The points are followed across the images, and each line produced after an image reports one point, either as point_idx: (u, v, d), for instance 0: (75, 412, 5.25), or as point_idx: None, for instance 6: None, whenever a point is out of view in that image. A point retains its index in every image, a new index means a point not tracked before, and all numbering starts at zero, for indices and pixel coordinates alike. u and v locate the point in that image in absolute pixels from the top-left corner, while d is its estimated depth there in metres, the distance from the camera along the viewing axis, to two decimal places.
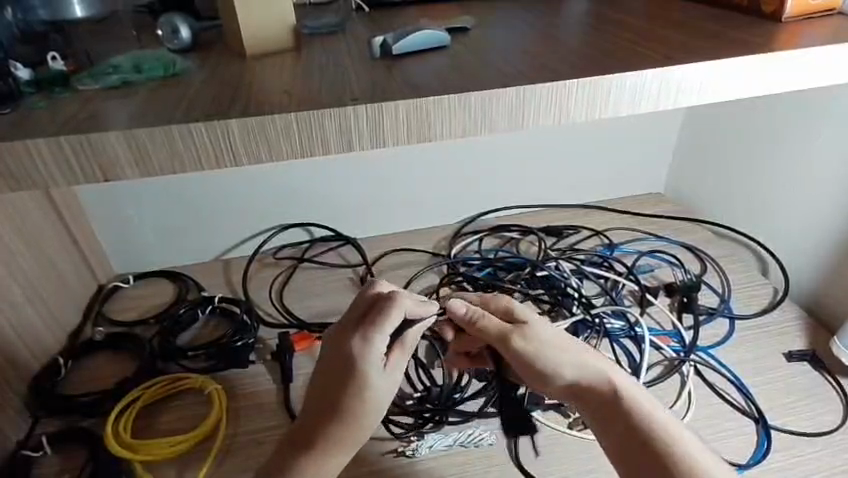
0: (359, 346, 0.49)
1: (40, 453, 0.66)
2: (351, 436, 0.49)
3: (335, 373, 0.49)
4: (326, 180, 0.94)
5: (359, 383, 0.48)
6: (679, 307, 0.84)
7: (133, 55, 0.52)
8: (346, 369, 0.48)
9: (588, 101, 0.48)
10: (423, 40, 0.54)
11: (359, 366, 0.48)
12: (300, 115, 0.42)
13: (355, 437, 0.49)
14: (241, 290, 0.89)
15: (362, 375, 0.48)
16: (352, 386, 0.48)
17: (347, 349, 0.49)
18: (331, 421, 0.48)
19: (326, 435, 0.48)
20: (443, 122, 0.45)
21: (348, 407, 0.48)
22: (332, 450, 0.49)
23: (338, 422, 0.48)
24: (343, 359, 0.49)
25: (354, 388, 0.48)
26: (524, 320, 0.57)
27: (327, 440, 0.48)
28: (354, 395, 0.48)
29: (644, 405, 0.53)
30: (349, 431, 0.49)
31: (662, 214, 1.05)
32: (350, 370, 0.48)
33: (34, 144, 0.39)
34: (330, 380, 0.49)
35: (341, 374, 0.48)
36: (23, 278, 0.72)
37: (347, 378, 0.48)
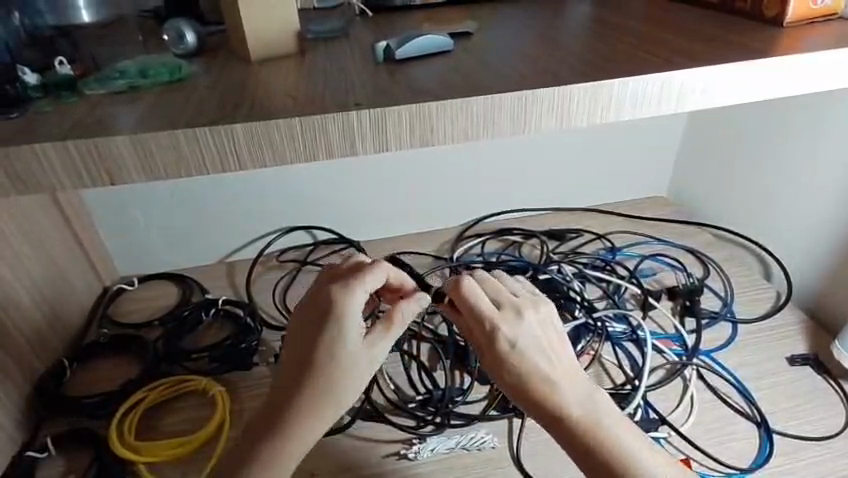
0: (335, 310, 0.47)
1: (44, 455, 0.67)
2: (337, 401, 0.47)
3: (302, 336, 0.48)
4: (329, 183, 0.95)
5: (330, 349, 0.47)
6: (682, 310, 0.84)
7: (140, 60, 0.53)
8: (325, 324, 0.47)
9: (591, 105, 0.48)
10: (427, 44, 0.54)
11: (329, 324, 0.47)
12: (305, 120, 0.42)
13: (320, 415, 0.47)
14: (244, 293, 0.90)
15: (333, 339, 0.47)
16: (325, 348, 0.47)
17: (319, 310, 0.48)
18: (299, 388, 0.47)
19: (295, 405, 0.47)
20: (446, 125, 0.45)
21: (321, 376, 0.47)
22: (309, 417, 0.47)
23: (309, 390, 0.47)
24: (315, 319, 0.48)
25: (327, 350, 0.47)
26: (498, 334, 0.48)
27: (292, 409, 0.47)
28: (326, 360, 0.47)
29: (604, 423, 0.48)
30: (324, 402, 0.47)
31: (663, 217, 1.06)
32: (321, 331, 0.47)
33: (41, 148, 0.40)
34: (312, 338, 0.47)
35: (312, 335, 0.47)
36: (27, 279, 0.73)
37: (331, 336, 0.47)
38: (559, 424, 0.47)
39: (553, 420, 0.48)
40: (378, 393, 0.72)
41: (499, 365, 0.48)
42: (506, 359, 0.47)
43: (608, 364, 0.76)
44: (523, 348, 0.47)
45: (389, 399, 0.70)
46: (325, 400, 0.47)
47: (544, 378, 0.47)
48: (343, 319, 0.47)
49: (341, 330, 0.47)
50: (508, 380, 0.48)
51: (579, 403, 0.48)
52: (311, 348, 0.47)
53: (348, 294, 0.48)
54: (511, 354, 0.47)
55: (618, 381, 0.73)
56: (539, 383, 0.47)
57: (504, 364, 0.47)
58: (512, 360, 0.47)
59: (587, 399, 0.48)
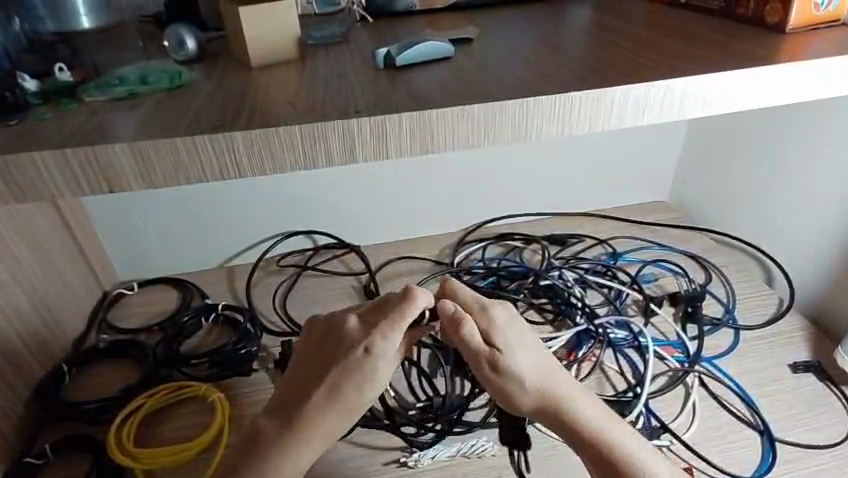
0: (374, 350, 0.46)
1: (43, 461, 0.67)
2: (351, 418, 0.46)
3: (331, 359, 0.46)
4: (331, 188, 0.95)
5: (361, 381, 0.46)
6: (684, 317, 0.84)
7: (140, 66, 0.52)
8: (361, 351, 0.46)
9: (593, 111, 0.47)
10: (427, 51, 0.54)
11: (365, 358, 0.46)
12: (304, 127, 0.41)
13: (330, 430, 0.46)
14: (244, 297, 0.90)
15: (367, 375, 0.46)
16: (356, 375, 0.46)
17: (355, 340, 0.47)
18: (318, 406, 0.45)
19: (308, 416, 0.45)
20: (446, 133, 0.44)
21: (345, 403, 0.46)
22: (320, 429, 0.45)
23: (328, 413, 0.45)
24: (349, 342, 0.47)
25: (355, 383, 0.46)
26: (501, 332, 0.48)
27: (303, 427, 0.45)
28: (355, 390, 0.46)
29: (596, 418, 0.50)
30: (340, 420, 0.46)
31: (666, 222, 1.05)
32: (354, 362, 0.46)
33: (41, 156, 0.39)
34: (342, 357, 0.46)
35: (344, 356, 0.46)
36: (27, 284, 0.73)
37: (363, 365, 0.46)
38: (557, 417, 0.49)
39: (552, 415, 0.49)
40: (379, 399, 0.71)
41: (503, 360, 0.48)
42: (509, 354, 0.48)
43: (610, 370, 0.75)
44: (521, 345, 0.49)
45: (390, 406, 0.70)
46: (340, 415, 0.46)
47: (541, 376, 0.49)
48: (380, 358, 0.46)
49: (378, 367, 0.46)
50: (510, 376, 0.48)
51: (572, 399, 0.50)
52: (341, 370, 0.46)
53: (391, 333, 0.47)
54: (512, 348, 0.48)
55: (619, 388, 0.73)
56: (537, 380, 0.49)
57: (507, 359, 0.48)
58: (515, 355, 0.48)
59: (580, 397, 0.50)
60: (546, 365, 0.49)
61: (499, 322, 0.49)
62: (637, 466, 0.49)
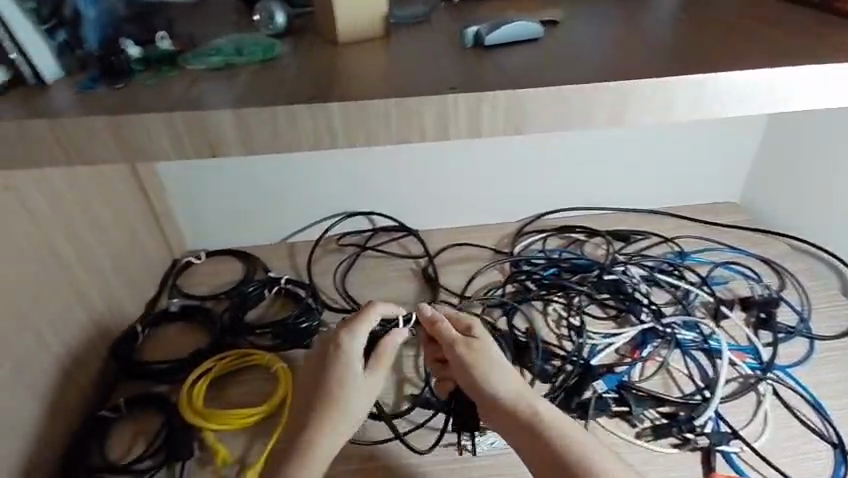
0: (349, 350, 0.58)
1: (117, 415, 0.70)
2: (345, 415, 0.57)
3: (318, 368, 0.58)
4: (392, 171, 0.94)
5: (344, 379, 0.57)
6: (756, 324, 0.80)
7: (233, 38, 0.53)
8: (333, 358, 0.58)
9: (694, 99, 0.45)
10: (517, 31, 0.53)
11: (338, 360, 0.58)
12: (400, 102, 0.41)
13: (333, 428, 0.56)
14: (305, 273, 0.91)
15: (353, 372, 0.58)
16: (338, 376, 0.57)
17: (329, 349, 0.59)
18: (324, 407, 0.56)
19: (311, 421, 0.56)
20: (540, 114, 0.43)
21: (336, 401, 0.56)
22: (323, 428, 0.55)
23: (325, 412, 0.56)
24: (327, 353, 0.59)
25: (339, 381, 0.57)
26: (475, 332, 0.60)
27: (310, 431, 0.55)
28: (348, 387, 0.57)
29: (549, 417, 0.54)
30: (337, 418, 0.56)
31: (736, 224, 1.00)
32: (335, 367, 0.57)
33: (150, 118, 0.41)
34: (323, 365, 0.58)
35: (324, 364, 0.58)
36: (107, 246, 0.77)
37: (338, 367, 0.57)
38: (510, 411, 0.55)
39: (506, 409, 0.55)
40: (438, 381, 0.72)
41: (470, 353, 0.58)
42: (478, 350, 0.58)
43: (678, 373, 0.73)
44: (488, 348, 0.59)
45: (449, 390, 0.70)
46: (335, 413, 0.56)
47: (500, 373, 0.57)
48: (348, 356, 0.58)
49: (350, 365, 0.58)
50: (476, 368, 0.57)
51: (524, 396, 0.56)
52: (325, 374, 0.57)
53: (353, 337, 0.59)
54: (480, 346, 0.58)
55: (686, 390, 0.71)
56: (497, 375, 0.57)
57: (476, 351, 0.58)
58: (482, 350, 0.58)
59: (535, 397, 0.56)
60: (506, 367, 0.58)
61: (474, 327, 0.61)
62: (584, 461, 0.51)
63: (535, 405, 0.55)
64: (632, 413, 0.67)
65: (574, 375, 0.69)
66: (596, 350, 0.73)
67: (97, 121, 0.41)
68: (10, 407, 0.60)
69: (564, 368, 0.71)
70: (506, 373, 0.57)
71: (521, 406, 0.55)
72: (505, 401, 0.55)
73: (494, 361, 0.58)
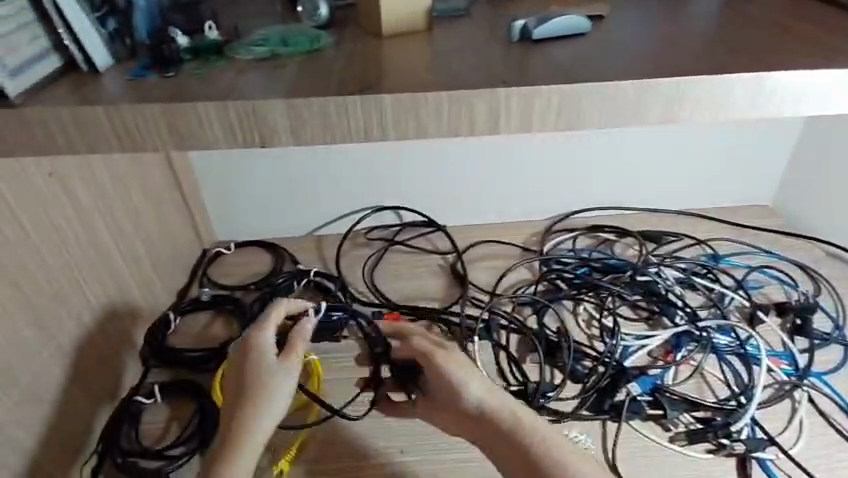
0: (258, 343, 0.59)
1: (151, 401, 0.71)
2: (264, 409, 0.55)
3: (237, 369, 0.59)
4: (421, 166, 0.93)
5: (258, 373, 0.57)
6: (792, 330, 0.78)
7: (278, 29, 0.53)
8: (246, 355, 0.59)
9: (751, 97, 0.44)
10: (564, 26, 0.52)
11: (251, 356, 0.58)
12: (452, 95, 0.41)
13: (253, 423, 0.55)
14: (333, 266, 0.91)
15: (266, 363, 0.58)
16: (251, 371, 0.57)
17: (244, 348, 0.60)
18: (241, 399, 0.56)
19: (233, 420, 0.55)
20: (592, 109, 0.43)
21: (251, 396, 0.56)
22: (246, 424, 0.55)
23: (244, 408, 0.55)
24: (243, 352, 0.59)
25: (253, 376, 0.57)
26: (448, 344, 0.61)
27: (232, 429, 0.55)
28: (264, 378, 0.57)
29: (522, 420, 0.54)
30: (254, 414, 0.55)
31: (770, 227, 0.98)
32: (249, 363, 0.58)
33: (204, 106, 0.41)
34: (239, 363, 0.59)
35: (240, 363, 0.59)
36: (143, 233, 0.78)
37: (250, 363, 0.58)
38: (488, 418, 0.54)
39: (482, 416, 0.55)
40: None
41: (443, 364, 0.58)
42: (448, 361, 0.58)
43: (712, 378, 0.71)
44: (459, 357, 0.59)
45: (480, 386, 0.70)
46: (252, 409, 0.55)
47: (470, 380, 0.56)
48: (260, 351, 0.59)
49: (263, 360, 0.58)
50: (449, 379, 0.57)
51: (497, 399, 0.55)
52: (242, 372, 0.58)
53: (261, 333, 0.60)
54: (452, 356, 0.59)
55: (721, 395, 0.69)
56: (468, 382, 0.56)
57: (448, 361, 0.58)
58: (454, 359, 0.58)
59: (507, 400, 0.55)
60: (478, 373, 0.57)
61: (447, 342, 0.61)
62: (554, 459, 0.51)
63: (510, 408, 0.55)
64: (667, 416, 0.66)
65: (607, 376, 0.68)
66: (629, 351, 0.73)
67: (150, 107, 0.41)
68: (50, 389, 0.61)
69: (596, 369, 0.70)
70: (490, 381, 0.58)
71: (494, 412, 0.54)
72: (478, 409, 0.55)
73: (465, 369, 0.57)
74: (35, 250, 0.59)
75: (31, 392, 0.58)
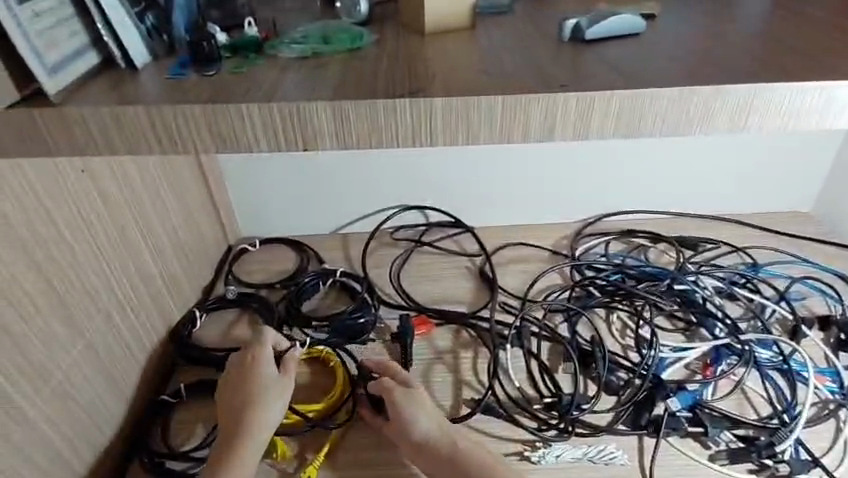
0: (261, 358, 0.66)
1: (177, 400, 0.70)
2: (265, 417, 0.62)
3: (234, 382, 0.65)
4: (451, 167, 0.91)
5: (261, 385, 0.64)
6: (836, 345, 0.75)
7: (318, 26, 0.52)
8: (248, 368, 0.65)
9: (825, 105, 0.41)
10: (618, 26, 0.49)
11: (254, 369, 0.65)
12: (507, 99, 0.39)
13: (257, 428, 0.61)
14: (359, 266, 0.90)
15: (265, 376, 0.65)
16: (254, 381, 0.64)
17: (242, 362, 0.66)
18: (244, 408, 0.62)
19: (236, 426, 0.61)
20: (653, 116, 0.40)
21: (255, 404, 0.62)
22: (249, 429, 0.60)
23: (248, 414, 0.61)
24: (241, 366, 0.66)
25: (257, 387, 0.64)
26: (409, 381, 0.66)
27: (234, 435, 0.60)
28: (265, 390, 0.63)
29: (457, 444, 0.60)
30: (255, 422, 0.61)
31: (812, 236, 0.94)
32: (252, 375, 0.64)
33: (246, 107, 0.39)
34: (238, 376, 0.65)
35: (240, 376, 0.65)
36: (171, 230, 0.77)
37: (253, 375, 0.65)
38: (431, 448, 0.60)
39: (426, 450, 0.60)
40: (499, 385, 0.70)
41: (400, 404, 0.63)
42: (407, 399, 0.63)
43: (753, 394, 0.69)
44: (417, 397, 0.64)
45: (512, 397, 0.68)
46: (255, 417, 0.61)
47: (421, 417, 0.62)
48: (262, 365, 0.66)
49: (264, 373, 0.65)
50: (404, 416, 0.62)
51: (437, 429, 0.61)
52: (242, 384, 0.64)
53: (261, 349, 0.67)
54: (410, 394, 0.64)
55: (763, 413, 0.66)
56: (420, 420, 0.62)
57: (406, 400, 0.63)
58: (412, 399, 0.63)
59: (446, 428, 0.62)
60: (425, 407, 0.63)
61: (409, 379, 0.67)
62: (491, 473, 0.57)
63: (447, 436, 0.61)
64: (707, 434, 0.64)
65: (645, 390, 0.66)
66: (665, 362, 0.70)
67: (191, 107, 0.40)
68: (81, 387, 0.60)
69: (633, 383, 0.67)
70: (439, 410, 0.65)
71: (437, 441, 0.60)
72: (424, 442, 0.60)
73: (419, 407, 0.63)
74: (68, 248, 0.58)
75: (63, 391, 0.58)
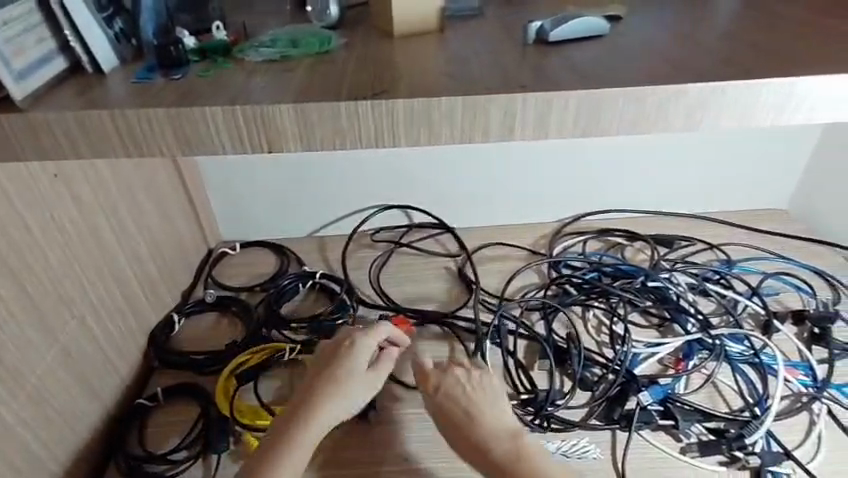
0: (353, 356, 0.60)
1: (154, 404, 0.70)
2: (332, 414, 0.57)
3: (323, 370, 0.59)
4: (430, 168, 0.92)
5: (343, 381, 0.58)
6: (809, 339, 0.76)
7: (288, 30, 0.52)
8: (340, 359, 0.59)
9: (777, 103, 0.42)
10: (583, 27, 0.51)
11: (347, 364, 0.59)
12: (467, 100, 0.40)
13: (319, 426, 0.56)
14: (338, 267, 0.90)
15: (352, 375, 0.59)
16: (338, 374, 0.58)
17: (338, 352, 0.60)
18: (316, 400, 0.57)
19: (301, 417, 0.56)
20: (611, 116, 0.41)
21: (329, 400, 0.57)
22: (312, 425, 0.56)
23: (316, 409, 0.56)
24: (335, 355, 0.60)
25: (339, 381, 0.58)
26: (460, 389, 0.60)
27: (294, 427, 0.55)
28: (343, 391, 0.58)
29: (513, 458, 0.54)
30: (321, 417, 0.56)
31: (784, 232, 0.96)
32: (340, 367, 0.59)
33: (210, 111, 0.40)
34: (328, 363, 0.59)
35: (331, 364, 0.59)
36: (148, 233, 0.77)
37: (339, 367, 0.59)
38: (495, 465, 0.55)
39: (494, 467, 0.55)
40: None
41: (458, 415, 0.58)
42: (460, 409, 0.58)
43: (726, 388, 0.70)
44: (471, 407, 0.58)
45: None
46: (321, 413, 0.56)
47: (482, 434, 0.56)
48: (353, 361, 0.59)
49: (352, 368, 0.59)
50: (467, 427, 0.57)
51: (499, 446, 0.55)
52: (330, 372, 0.58)
53: (362, 341, 0.61)
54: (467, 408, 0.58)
55: (735, 406, 0.68)
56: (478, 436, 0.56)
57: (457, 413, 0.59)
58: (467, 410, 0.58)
59: (507, 442, 0.56)
60: (481, 417, 0.57)
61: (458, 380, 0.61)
62: None
63: (502, 448, 0.55)
64: (678, 427, 0.65)
65: (617, 385, 0.67)
66: (638, 359, 0.71)
67: (156, 111, 0.40)
68: (58, 392, 0.60)
69: (606, 379, 0.69)
70: (486, 403, 0.59)
71: (500, 457, 0.55)
72: (489, 454, 0.55)
73: (471, 418, 0.57)
74: (41, 253, 0.58)
75: (38, 395, 0.57)
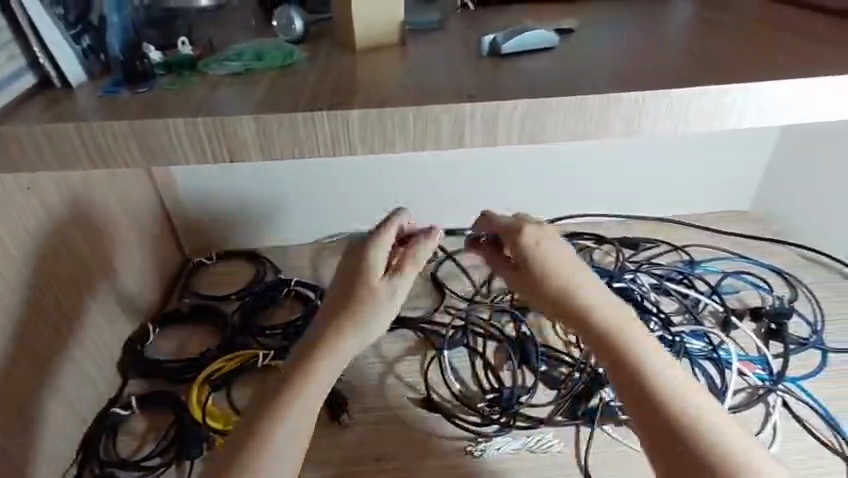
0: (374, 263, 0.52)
1: (129, 412, 0.71)
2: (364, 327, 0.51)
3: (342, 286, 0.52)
4: (402, 175, 0.94)
5: (369, 293, 0.51)
6: (766, 335, 0.79)
7: (253, 44, 0.54)
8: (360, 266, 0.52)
9: (710, 109, 0.45)
10: (534, 40, 0.53)
11: (366, 276, 0.52)
12: (418, 110, 0.42)
13: (346, 347, 0.50)
14: (313, 275, 0.92)
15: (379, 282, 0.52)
16: (363, 284, 0.52)
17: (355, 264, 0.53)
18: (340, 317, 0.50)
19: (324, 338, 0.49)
20: (556, 123, 0.44)
21: (357, 314, 0.50)
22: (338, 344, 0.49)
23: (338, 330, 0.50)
24: (354, 264, 0.53)
25: (367, 292, 0.51)
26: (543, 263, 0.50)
27: (315, 352, 0.49)
28: (372, 303, 0.51)
29: (634, 341, 0.47)
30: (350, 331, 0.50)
31: (746, 233, 1.00)
32: (362, 278, 0.52)
33: (173, 122, 0.42)
34: (348, 277, 0.53)
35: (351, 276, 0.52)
36: (122, 243, 0.78)
37: (358, 280, 0.52)
38: (610, 349, 0.47)
39: (609, 353, 0.48)
40: (443, 384, 0.73)
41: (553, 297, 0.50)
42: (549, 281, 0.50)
43: None
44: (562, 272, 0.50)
45: (456, 395, 0.71)
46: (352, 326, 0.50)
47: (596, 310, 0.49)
48: (374, 270, 0.52)
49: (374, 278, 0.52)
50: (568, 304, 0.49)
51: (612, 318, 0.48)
52: (351, 284, 0.52)
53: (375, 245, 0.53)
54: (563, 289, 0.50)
55: None
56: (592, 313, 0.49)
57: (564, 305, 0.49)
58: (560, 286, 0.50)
59: (617, 312, 0.49)
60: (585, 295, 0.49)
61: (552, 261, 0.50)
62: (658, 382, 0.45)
63: (624, 334, 0.48)
64: None
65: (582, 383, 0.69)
66: None
67: (120, 122, 0.42)
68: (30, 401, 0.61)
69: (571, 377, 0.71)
70: (571, 272, 0.51)
71: (615, 340, 0.47)
72: (596, 328, 0.48)
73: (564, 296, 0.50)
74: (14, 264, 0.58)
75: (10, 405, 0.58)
